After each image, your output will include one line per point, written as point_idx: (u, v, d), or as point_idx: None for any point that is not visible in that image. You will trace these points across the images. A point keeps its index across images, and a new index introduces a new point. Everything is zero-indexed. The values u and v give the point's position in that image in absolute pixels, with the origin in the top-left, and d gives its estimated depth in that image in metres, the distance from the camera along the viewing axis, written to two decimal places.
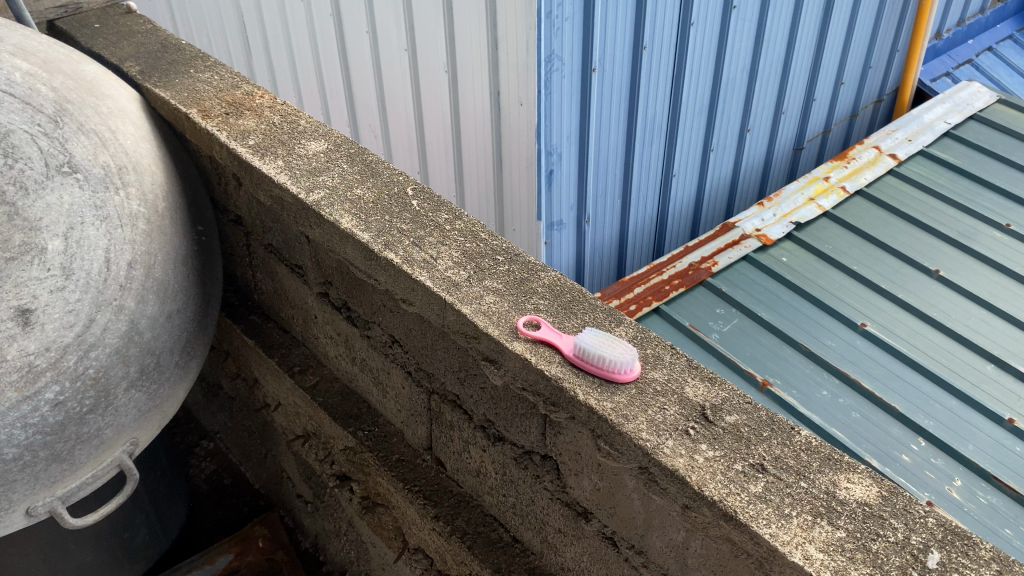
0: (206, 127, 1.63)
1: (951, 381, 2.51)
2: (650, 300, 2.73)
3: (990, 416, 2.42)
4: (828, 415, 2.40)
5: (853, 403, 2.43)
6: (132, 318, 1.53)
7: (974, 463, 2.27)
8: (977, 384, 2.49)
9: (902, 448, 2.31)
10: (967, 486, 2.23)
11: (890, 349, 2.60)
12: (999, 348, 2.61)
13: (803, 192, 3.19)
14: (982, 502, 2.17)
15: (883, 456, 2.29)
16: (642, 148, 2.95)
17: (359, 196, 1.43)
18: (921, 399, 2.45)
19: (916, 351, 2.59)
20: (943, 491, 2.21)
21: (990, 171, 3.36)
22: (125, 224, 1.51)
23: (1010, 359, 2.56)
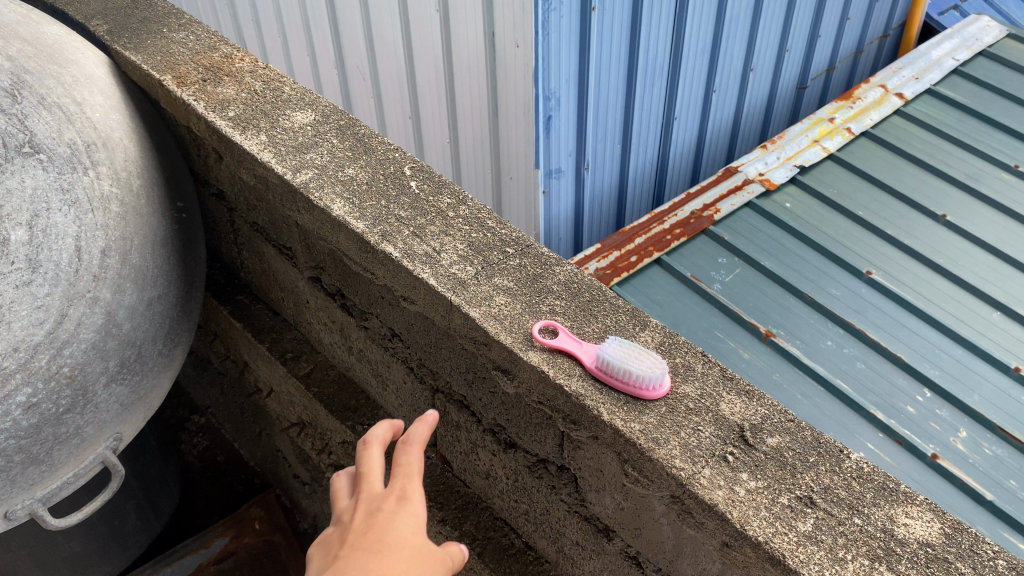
0: (182, 96, 1.48)
1: (957, 329, 2.43)
2: (650, 250, 2.59)
3: (996, 365, 2.34)
4: (833, 366, 2.30)
5: (858, 353, 2.33)
6: (109, 310, 1.41)
7: (979, 414, 2.21)
8: (982, 333, 2.41)
9: (907, 400, 2.23)
10: (972, 437, 2.17)
11: (895, 297, 2.50)
12: (1005, 295, 2.53)
13: (808, 133, 3.03)
14: (986, 454, 2.11)
15: (888, 408, 2.21)
16: (642, 90, 2.81)
17: (351, 177, 1.30)
18: (926, 348, 2.37)
19: (922, 299, 2.49)
20: (948, 442, 2.14)
21: (1000, 110, 3.22)
22: (97, 207, 1.38)
23: (1016, 306, 2.49)
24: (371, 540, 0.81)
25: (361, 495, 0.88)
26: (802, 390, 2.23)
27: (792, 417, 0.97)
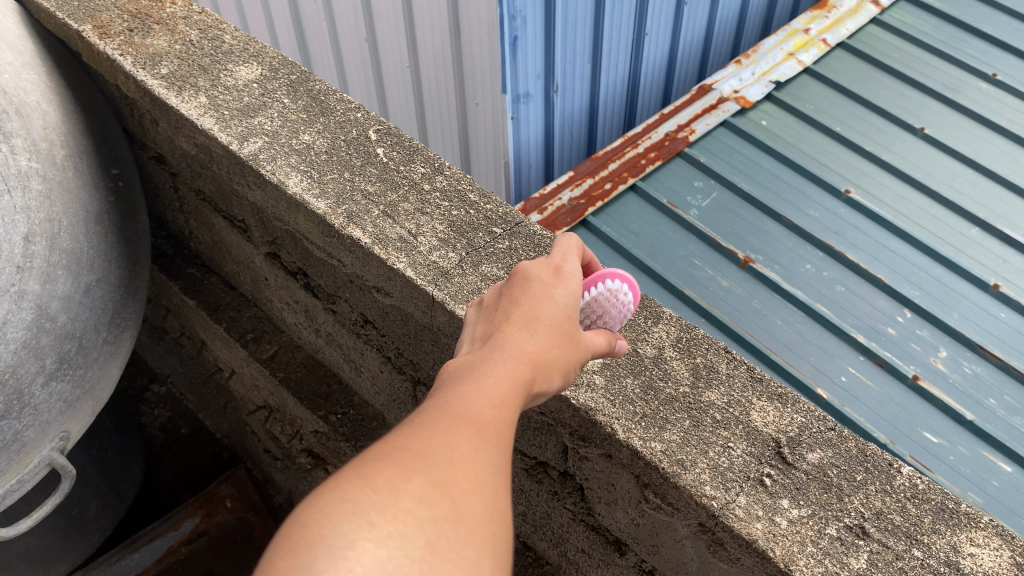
0: (104, 50, 1.27)
1: (936, 248, 2.28)
2: (625, 176, 2.44)
3: (974, 282, 2.20)
4: (812, 290, 2.16)
5: (838, 276, 2.19)
6: (41, 303, 1.23)
7: (958, 333, 2.07)
8: (961, 250, 2.27)
9: (887, 321, 2.09)
10: (952, 356, 2.03)
11: (874, 216, 2.35)
12: (986, 211, 2.38)
13: (782, 46, 2.84)
14: (967, 373, 1.98)
15: (868, 330, 2.08)
16: (612, 7, 2.59)
17: (308, 145, 1.13)
18: (906, 268, 2.22)
19: (901, 218, 2.35)
20: (929, 362, 2.00)
21: (979, 14, 3.05)
22: (14, 186, 1.18)
23: (996, 222, 2.35)
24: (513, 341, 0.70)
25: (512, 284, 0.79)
26: (781, 316, 2.10)
27: (831, 425, 0.85)
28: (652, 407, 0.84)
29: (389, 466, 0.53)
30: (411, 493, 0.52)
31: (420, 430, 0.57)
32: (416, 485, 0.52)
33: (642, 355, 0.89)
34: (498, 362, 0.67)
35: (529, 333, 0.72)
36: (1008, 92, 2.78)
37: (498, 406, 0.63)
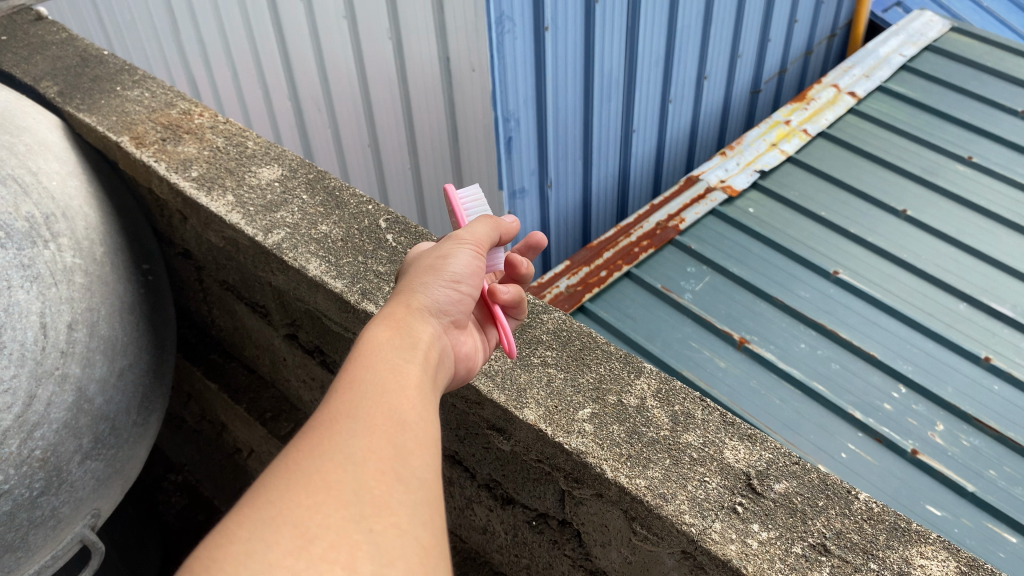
0: (141, 158, 1.44)
1: (926, 323, 2.39)
2: (620, 263, 2.58)
3: (967, 355, 2.29)
4: (807, 368, 2.26)
5: (832, 354, 2.29)
6: (80, 385, 1.35)
7: (954, 406, 2.15)
8: (950, 324, 2.38)
9: (883, 397, 2.17)
10: (950, 429, 2.10)
11: (863, 294, 2.47)
12: (972, 286, 2.49)
13: (765, 137, 3.04)
14: (965, 445, 2.05)
15: (865, 406, 2.15)
16: (599, 107, 2.80)
17: (325, 234, 1.27)
18: (898, 344, 2.32)
19: (890, 295, 2.46)
20: (926, 436, 2.07)
21: (947, 102, 3.25)
22: (60, 279, 1.32)
23: (983, 296, 2.46)
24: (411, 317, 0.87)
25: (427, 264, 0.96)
26: (779, 396, 2.19)
27: (796, 460, 0.95)
28: (636, 448, 0.95)
29: (274, 483, 0.61)
30: (294, 505, 0.59)
31: (319, 449, 0.65)
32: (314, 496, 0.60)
33: (626, 405, 1.01)
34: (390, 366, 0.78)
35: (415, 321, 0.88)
36: (985, 173, 2.93)
37: (390, 408, 0.72)
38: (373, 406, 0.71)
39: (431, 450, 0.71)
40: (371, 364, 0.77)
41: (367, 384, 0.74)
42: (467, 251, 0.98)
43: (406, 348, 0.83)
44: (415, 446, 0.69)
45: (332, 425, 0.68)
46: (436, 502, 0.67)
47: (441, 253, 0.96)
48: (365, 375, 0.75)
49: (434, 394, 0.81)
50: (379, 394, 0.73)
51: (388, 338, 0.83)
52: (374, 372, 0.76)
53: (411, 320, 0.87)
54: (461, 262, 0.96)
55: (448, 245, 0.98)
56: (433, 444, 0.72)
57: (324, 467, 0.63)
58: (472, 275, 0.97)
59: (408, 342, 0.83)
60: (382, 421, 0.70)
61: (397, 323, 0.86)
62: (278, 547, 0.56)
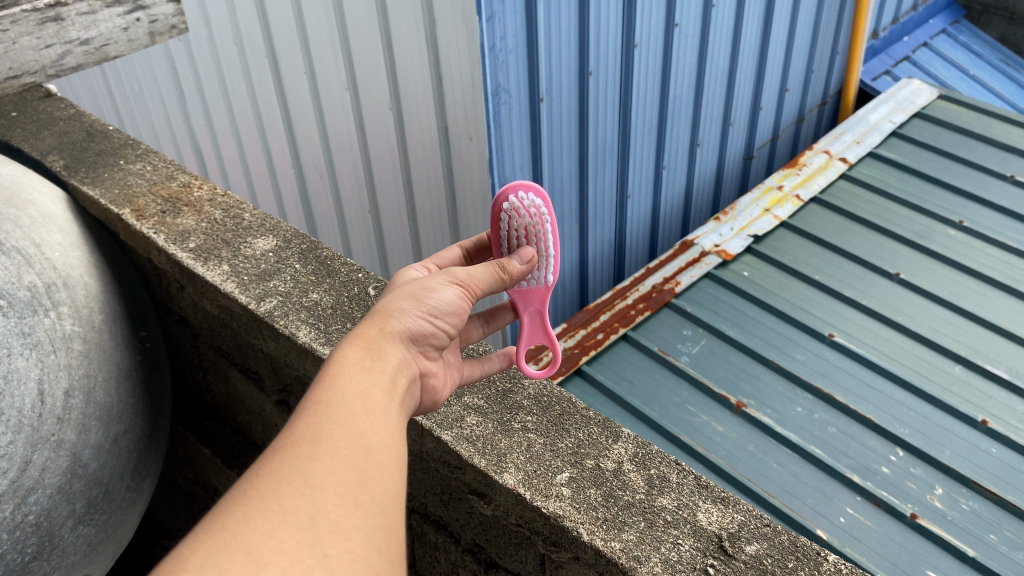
0: (141, 229, 1.49)
1: (923, 385, 2.40)
2: (615, 326, 2.63)
3: (964, 419, 2.31)
4: (805, 433, 2.27)
5: (829, 418, 2.31)
6: (75, 451, 1.38)
7: (952, 469, 2.16)
8: (947, 387, 2.39)
9: (881, 460, 2.19)
10: (949, 493, 2.11)
11: (860, 358, 2.49)
12: (966, 348, 2.52)
13: (759, 203, 3.11)
14: (964, 509, 2.06)
15: (864, 470, 2.16)
16: (594, 174, 2.87)
17: (315, 302, 1.32)
18: (894, 407, 2.34)
19: (885, 358, 2.48)
20: (926, 500, 2.09)
21: (936, 167, 3.32)
22: (59, 347, 1.36)
23: (977, 359, 2.48)
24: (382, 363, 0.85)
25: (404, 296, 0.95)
26: (775, 460, 2.20)
27: (767, 522, 0.99)
28: (612, 511, 0.98)
29: (234, 505, 0.65)
30: (250, 529, 0.63)
31: (281, 470, 0.69)
32: (270, 520, 0.65)
33: (603, 469, 1.04)
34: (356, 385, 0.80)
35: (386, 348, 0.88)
36: (976, 237, 2.97)
37: (353, 427, 0.75)
38: (338, 429, 0.74)
39: (391, 473, 0.75)
40: (338, 380, 0.80)
41: (334, 405, 0.77)
42: (453, 290, 0.98)
43: (375, 371, 0.84)
44: (376, 472, 0.73)
45: (294, 449, 0.71)
46: (391, 523, 0.71)
47: (427, 287, 0.96)
48: (331, 396, 0.78)
49: (399, 416, 0.83)
50: (344, 417, 0.76)
51: (358, 360, 0.84)
52: (341, 394, 0.78)
53: (384, 345, 0.88)
54: (446, 299, 0.97)
55: (436, 279, 0.97)
56: (394, 468, 0.75)
57: (283, 492, 0.67)
58: (452, 313, 0.97)
59: (377, 365, 0.85)
60: (344, 442, 0.73)
61: (372, 347, 0.87)
62: (232, 571, 0.60)
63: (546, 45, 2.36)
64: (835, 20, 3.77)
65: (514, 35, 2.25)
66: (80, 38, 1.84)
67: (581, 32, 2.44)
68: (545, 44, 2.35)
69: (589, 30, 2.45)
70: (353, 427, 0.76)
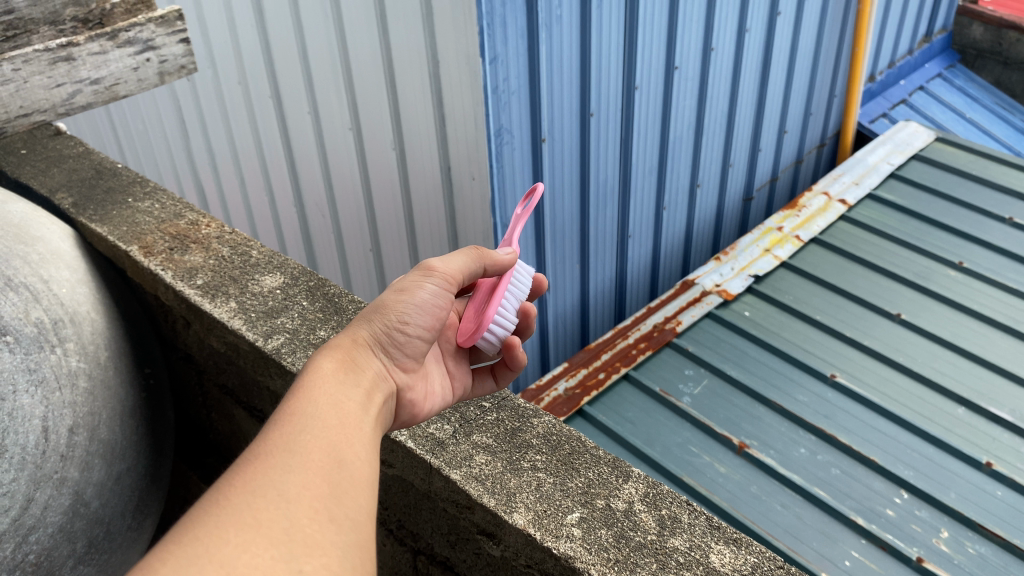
0: (149, 266, 1.50)
1: (926, 426, 2.39)
2: (617, 366, 2.62)
3: (967, 460, 2.29)
4: (809, 474, 2.25)
5: (832, 459, 2.29)
6: (77, 488, 1.37)
7: (958, 512, 2.14)
8: (950, 428, 2.38)
9: (885, 502, 2.17)
10: (954, 536, 2.09)
11: (862, 399, 2.48)
12: (968, 389, 2.51)
13: (758, 243, 3.13)
14: (970, 553, 2.03)
15: (868, 512, 2.14)
16: (596, 214, 2.89)
17: (323, 339, 1.32)
18: (898, 448, 2.32)
19: (889, 399, 2.47)
20: (932, 543, 2.06)
21: (934, 209, 3.34)
22: (65, 384, 1.35)
23: (981, 401, 2.46)
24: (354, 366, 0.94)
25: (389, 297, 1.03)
26: (780, 501, 2.18)
27: (781, 564, 0.98)
28: (624, 553, 0.97)
29: (209, 516, 0.67)
30: (224, 540, 0.65)
31: (256, 482, 0.72)
32: (246, 531, 0.67)
33: (614, 509, 1.03)
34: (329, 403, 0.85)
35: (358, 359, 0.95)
36: (977, 278, 2.97)
37: (326, 442, 0.79)
38: (312, 442, 0.78)
39: (364, 490, 0.77)
40: (313, 400, 0.83)
41: (307, 418, 0.81)
42: (431, 286, 1.05)
43: (349, 383, 0.91)
44: (348, 486, 0.76)
45: (270, 460, 0.74)
46: (364, 539, 0.74)
47: (406, 286, 1.04)
48: (305, 409, 0.82)
49: (371, 430, 0.87)
50: (317, 430, 0.80)
51: (333, 373, 0.90)
52: (314, 409, 0.82)
53: (358, 354, 0.96)
54: (424, 296, 1.04)
55: (412, 278, 1.05)
56: (367, 483, 0.78)
57: (256, 502, 0.69)
58: (427, 315, 1.04)
59: (350, 378, 0.92)
60: (319, 458, 0.76)
61: (346, 357, 0.94)
62: None
63: (548, 87, 2.39)
64: (833, 64, 3.83)
65: (516, 76, 2.27)
66: (90, 78, 1.86)
67: (582, 73, 2.47)
68: (547, 86, 2.38)
69: (590, 71, 2.48)
70: (327, 443, 0.79)
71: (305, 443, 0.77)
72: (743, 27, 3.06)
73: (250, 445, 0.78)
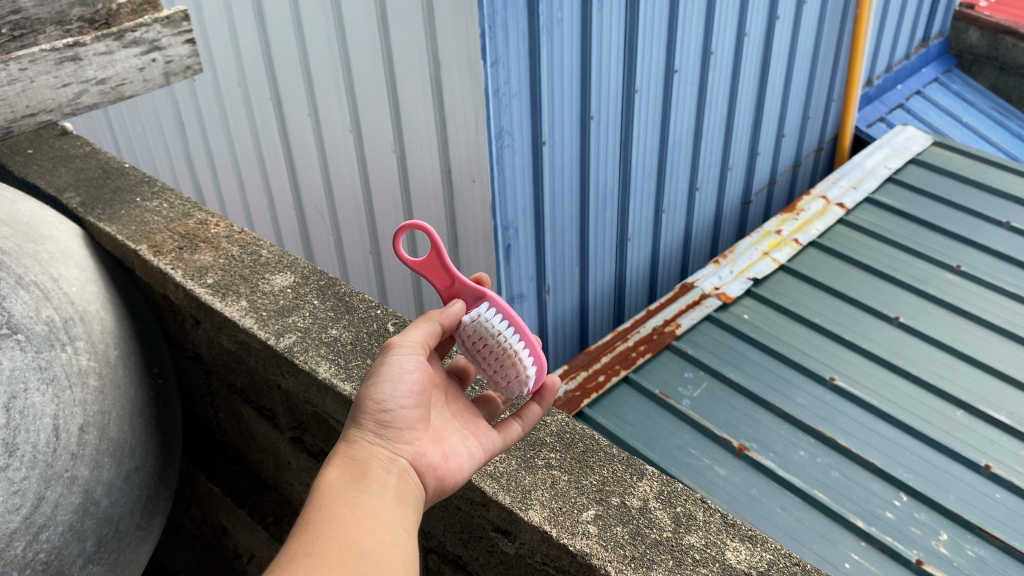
0: (158, 265, 1.50)
1: (924, 429, 2.40)
2: (616, 368, 2.62)
3: (966, 463, 2.29)
4: (808, 476, 2.26)
5: (831, 462, 2.30)
6: (87, 487, 1.37)
7: (957, 515, 2.14)
8: (949, 431, 2.38)
9: (885, 505, 2.17)
10: (954, 539, 2.09)
11: (862, 402, 2.49)
12: (967, 392, 2.51)
13: (757, 246, 3.14)
14: (970, 556, 2.04)
15: (867, 514, 2.15)
16: (595, 216, 2.89)
17: (335, 337, 1.33)
18: (897, 451, 2.33)
19: (888, 402, 2.48)
20: (931, 546, 2.07)
21: (932, 212, 3.35)
22: (75, 382, 1.35)
23: (979, 403, 2.47)
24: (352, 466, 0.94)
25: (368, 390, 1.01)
26: (780, 504, 2.19)
27: (796, 561, 1.01)
28: (640, 550, 0.99)
29: None
30: None
31: None
32: None
33: (629, 507, 1.05)
34: (345, 499, 0.88)
35: (358, 453, 0.95)
36: (974, 282, 2.99)
37: (347, 537, 0.83)
38: (332, 540, 0.82)
39: (390, 572, 0.82)
40: (328, 502, 0.87)
41: (324, 519, 0.84)
42: (399, 357, 1.02)
43: (355, 481, 0.91)
44: (374, 575, 0.80)
45: (293, 566, 0.78)
46: None
47: (376, 369, 1.02)
48: (322, 511, 0.86)
49: (395, 512, 0.90)
50: (335, 527, 0.84)
51: (338, 478, 0.92)
52: (329, 510, 0.86)
53: (356, 451, 0.95)
54: (396, 368, 1.01)
55: (380, 359, 1.03)
56: (391, 564, 0.83)
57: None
58: (407, 385, 1.01)
59: (353, 476, 0.92)
60: (341, 553, 0.81)
61: (345, 459, 0.94)
62: None
63: (549, 90, 2.39)
64: (831, 68, 3.85)
65: (518, 78, 2.27)
66: (96, 78, 1.85)
67: (582, 75, 2.47)
68: (548, 89, 2.39)
69: (591, 73, 2.48)
70: (347, 537, 0.83)
71: (327, 544, 0.81)
72: (742, 30, 3.07)
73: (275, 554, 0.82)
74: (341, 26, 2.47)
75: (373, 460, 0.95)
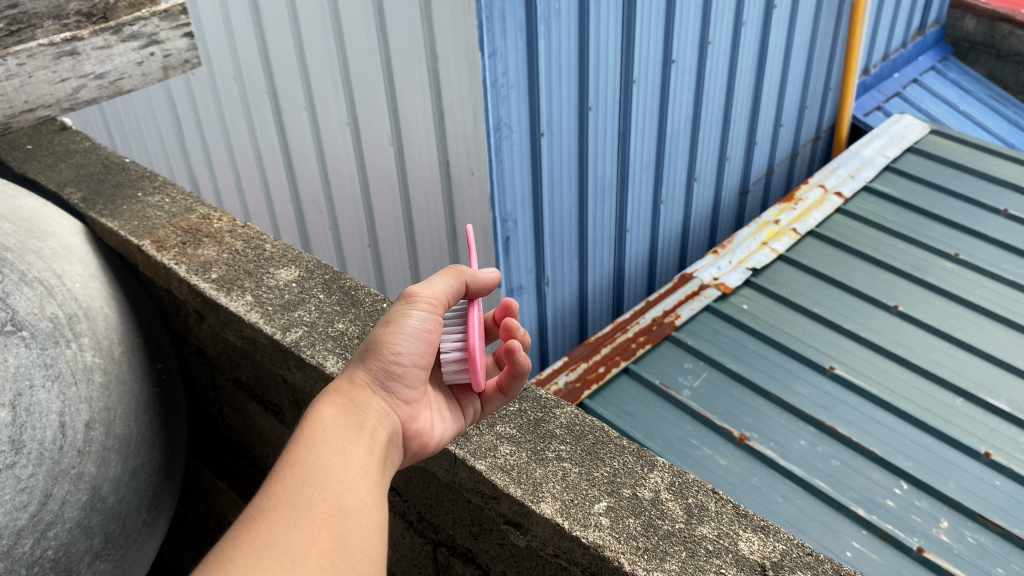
0: (162, 260, 1.50)
1: (923, 418, 2.40)
2: (617, 360, 2.62)
3: (966, 451, 2.29)
4: (809, 465, 2.26)
5: (831, 451, 2.30)
6: (95, 484, 1.37)
7: (957, 502, 2.15)
8: (948, 419, 2.38)
9: (885, 493, 2.17)
10: (954, 526, 2.09)
11: (861, 391, 2.49)
12: (965, 380, 2.51)
13: (755, 236, 3.13)
14: (970, 543, 2.04)
15: (868, 502, 2.15)
16: (594, 209, 2.89)
17: (341, 331, 1.33)
18: (897, 440, 2.33)
19: (887, 391, 2.47)
20: (931, 533, 2.07)
21: (930, 201, 3.35)
22: (81, 378, 1.34)
23: (978, 392, 2.47)
24: (354, 410, 0.97)
25: (381, 331, 1.05)
26: (781, 493, 2.19)
27: (808, 551, 1.02)
28: (653, 541, 1.01)
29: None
30: None
31: (262, 535, 0.76)
32: None
33: (641, 498, 1.06)
34: (337, 444, 0.90)
35: (362, 394, 1.00)
36: (973, 270, 2.98)
37: (332, 489, 0.83)
38: (317, 493, 0.82)
39: (371, 537, 0.82)
40: (316, 446, 0.88)
41: (310, 468, 0.85)
42: (419, 313, 1.05)
43: (350, 426, 0.94)
44: (356, 537, 0.80)
45: (274, 516, 0.78)
46: None
47: (395, 317, 1.05)
48: (307, 458, 0.86)
49: (378, 475, 0.91)
50: (321, 480, 0.83)
51: (335, 417, 0.94)
52: (317, 456, 0.87)
53: (358, 394, 0.99)
54: (415, 323, 1.05)
55: (399, 308, 1.06)
56: (374, 530, 0.83)
57: (262, 563, 0.73)
58: (419, 341, 1.05)
59: (352, 420, 0.95)
60: (325, 508, 0.81)
61: (345, 399, 0.98)
62: None
63: (547, 81, 2.38)
64: (828, 55, 3.83)
65: (515, 69, 2.26)
66: (95, 73, 1.83)
67: (580, 67, 2.46)
68: (545, 80, 2.38)
69: (588, 63, 2.47)
70: (333, 489, 0.83)
71: (313, 493, 0.81)
72: (739, 20, 3.06)
73: (254, 498, 0.81)
74: (338, 21, 2.45)
75: (371, 406, 0.99)
